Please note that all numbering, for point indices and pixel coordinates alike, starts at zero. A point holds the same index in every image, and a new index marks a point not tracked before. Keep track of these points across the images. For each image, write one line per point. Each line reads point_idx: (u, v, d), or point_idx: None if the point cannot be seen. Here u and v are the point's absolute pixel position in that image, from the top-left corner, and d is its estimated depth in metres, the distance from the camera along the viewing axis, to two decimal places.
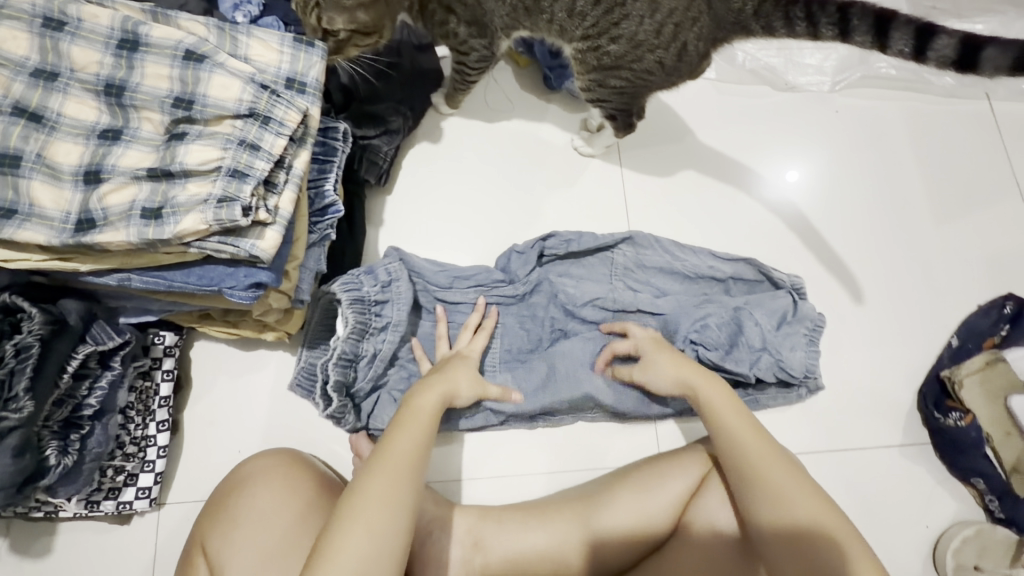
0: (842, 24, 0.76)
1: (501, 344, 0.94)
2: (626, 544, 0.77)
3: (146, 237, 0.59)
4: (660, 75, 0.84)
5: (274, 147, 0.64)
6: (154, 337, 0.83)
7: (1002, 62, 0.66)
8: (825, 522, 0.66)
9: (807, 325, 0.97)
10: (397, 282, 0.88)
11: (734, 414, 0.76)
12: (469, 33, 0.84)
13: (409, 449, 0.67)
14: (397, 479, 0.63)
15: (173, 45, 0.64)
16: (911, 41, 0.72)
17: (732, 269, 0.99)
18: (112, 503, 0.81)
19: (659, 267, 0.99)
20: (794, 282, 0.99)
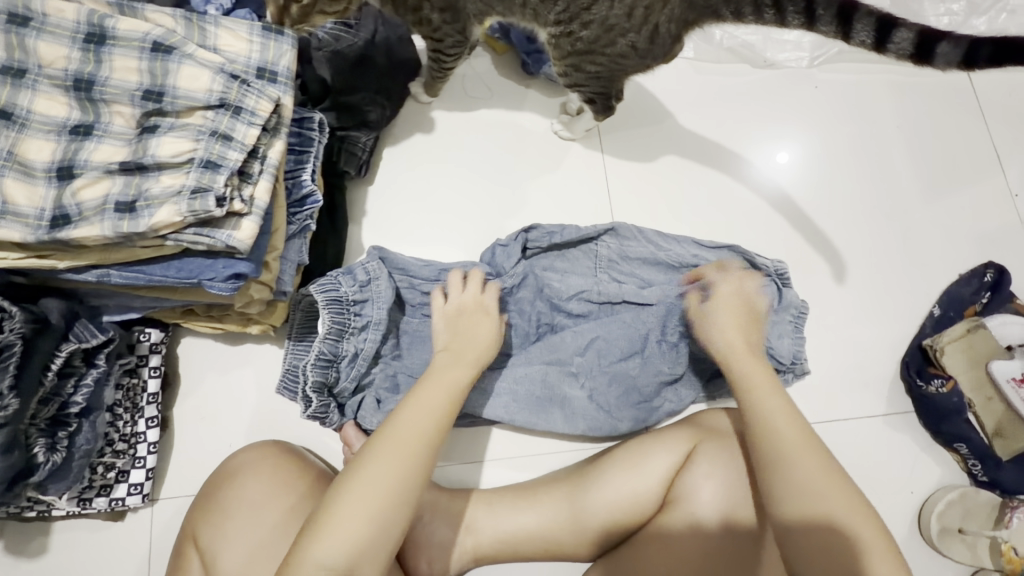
0: (808, 13, 0.77)
1: None
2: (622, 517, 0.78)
3: (121, 230, 0.59)
4: (633, 58, 0.84)
5: (247, 137, 0.64)
6: (140, 335, 0.84)
7: (953, 58, 0.70)
8: (839, 513, 0.61)
9: (793, 313, 0.95)
10: (377, 281, 0.87)
11: (772, 387, 0.72)
12: (442, 19, 0.84)
13: (419, 427, 0.64)
14: (410, 460, 0.60)
15: (140, 38, 0.64)
16: (873, 31, 0.75)
17: (717, 257, 0.98)
18: (104, 500, 0.81)
19: (644, 257, 0.98)
20: (779, 269, 0.98)
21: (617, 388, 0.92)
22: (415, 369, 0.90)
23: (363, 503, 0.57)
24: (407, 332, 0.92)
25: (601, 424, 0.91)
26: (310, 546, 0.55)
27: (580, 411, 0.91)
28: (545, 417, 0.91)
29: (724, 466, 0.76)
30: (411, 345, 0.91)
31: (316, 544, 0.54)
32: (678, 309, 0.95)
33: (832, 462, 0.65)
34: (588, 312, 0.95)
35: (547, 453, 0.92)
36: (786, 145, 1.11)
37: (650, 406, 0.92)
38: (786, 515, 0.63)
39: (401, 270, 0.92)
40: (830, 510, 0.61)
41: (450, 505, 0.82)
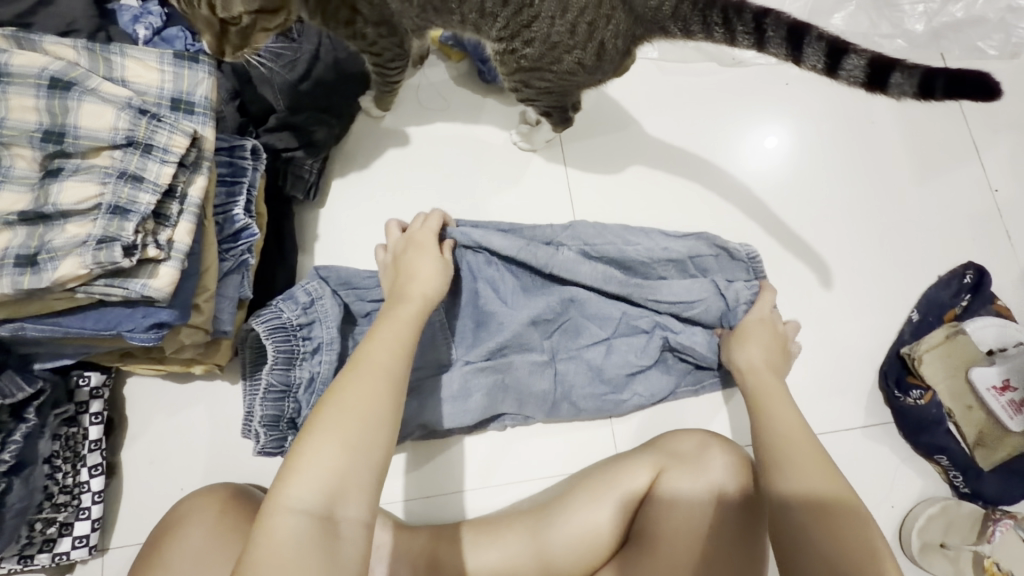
0: (758, 34, 0.74)
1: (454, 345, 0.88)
2: (597, 539, 0.75)
3: (21, 287, 0.55)
4: (582, 74, 0.80)
5: (160, 176, 0.59)
6: (78, 380, 0.79)
7: (907, 88, 0.67)
8: (832, 492, 0.63)
9: (747, 294, 0.92)
10: (321, 300, 0.82)
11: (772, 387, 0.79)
12: (378, 34, 0.80)
13: (388, 362, 0.59)
14: (379, 395, 0.55)
15: (35, 73, 0.58)
16: (824, 55, 0.71)
17: (681, 244, 0.94)
18: (47, 555, 0.78)
19: (605, 249, 0.92)
20: (749, 253, 0.95)
21: (583, 384, 0.90)
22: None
23: (345, 432, 0.51)
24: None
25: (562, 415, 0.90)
26: (286, 487, 0.48)
27: (551, 411, 0.89)
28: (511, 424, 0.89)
29: (687, 494, 0.74)
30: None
31: (291, 484, 0.48)
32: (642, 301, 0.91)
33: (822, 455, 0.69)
34: (552, 314, 0.90)
35: (514, 482, 0.88)
36: (762, 137, 1.07)
37: (617, 397, 0.90)
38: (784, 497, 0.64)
39: (356, 291, 0.88)
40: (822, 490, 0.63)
41: (411, 543, 0.78)
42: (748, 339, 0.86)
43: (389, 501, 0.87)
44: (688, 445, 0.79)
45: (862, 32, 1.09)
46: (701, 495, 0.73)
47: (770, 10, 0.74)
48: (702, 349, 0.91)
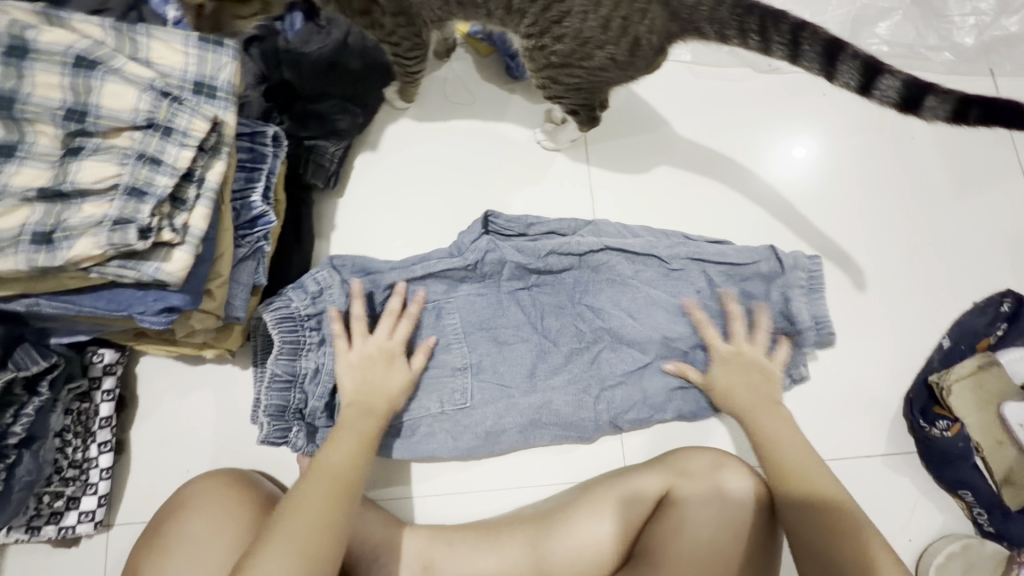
0: (793, 47, 0.71)
1: (459, 318, 0.88)
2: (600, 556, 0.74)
3: (36, 264, 0.55)
4: (613, 71, 0.76)
5: (178, 160, 0.59)
6: (92, 356, 0.81)
7: (940, 113, 0.66)
8: (832, 505, 0.67)
9: (815, 337, 0.88)
10: (329, 290, 0.82)
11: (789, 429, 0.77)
12: (395, 24, 0.79)
13: (340, 470, 0.66)
14: (327, 507, 0.61)
15: (62, 51, 0.58)
16: (858, 74, 0.69)
17: (718, 246, 0.91)
18: (53, 528, 0.79)
19: (643, 240, 0.91)
20: (814, 269, 0.89)
21: (604, 395, 0.87)
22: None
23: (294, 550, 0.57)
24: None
25: (586, 431, 0.87)
26: None
27: (560, 416, 0.86)
28: (520, 436, 0.86)
29: (693, 516, 0.71)
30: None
31: None
32: (678, 294, 0.90)
33: (826, 471, 0.71)
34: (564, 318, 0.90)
35: (517, 488, 0.87)
36: (788, 148, 1.02)
37: (659, 412, 0.87)
38: (799, 516, 0.67)
39: (367, 274, 0.86)
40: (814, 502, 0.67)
41: (408, 543, 0.78)
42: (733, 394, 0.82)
43: (389, 498, 0.86)
44: (701, 463, 0.76)
45: (907, 42, 1.04)
46: (710, 518, 0.71)
47: (808, 24, 0.71)
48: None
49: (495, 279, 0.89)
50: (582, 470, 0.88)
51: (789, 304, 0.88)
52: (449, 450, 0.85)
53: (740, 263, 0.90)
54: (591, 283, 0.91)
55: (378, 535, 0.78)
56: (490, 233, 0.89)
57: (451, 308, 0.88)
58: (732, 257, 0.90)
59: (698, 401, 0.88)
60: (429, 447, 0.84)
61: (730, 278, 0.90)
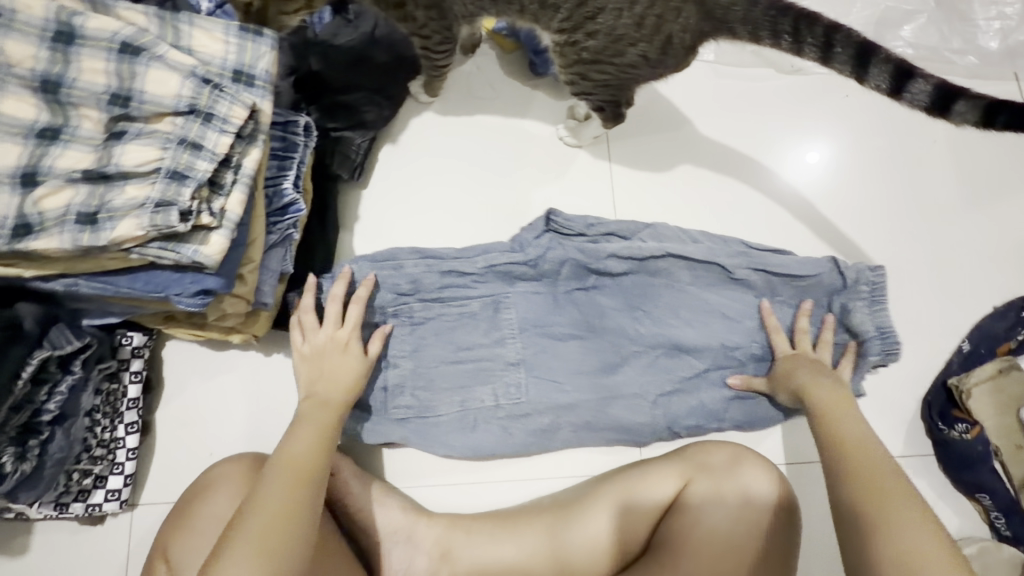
0: (826, 49, 0.71)
1: (514, 315, 0.89)
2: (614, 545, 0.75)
3: (80, 244, 0.56)
4: (644, 68, 0.77)
5: (218, 146, 0.60)
6: (121, 338, 0.82)
7: (970, 117, 0.67)
8: (887, 486, 0.62)
9: (880, 347, 0.89)
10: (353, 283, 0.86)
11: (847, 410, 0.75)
12: (428, 16, 0.82)
13: (305, 458, 0.67)
14: (294, 492, 0.62)
15: (108, 37, 0.60)
16: (890, 77, 0.70)
17: (779, 256, 0.92)
18: (82, 505, 0.81)
19: (703, 245, 0.92)
20: (876, 279, 0.91)
21: (623, 389, 0.88)
22: (446, 359, 0.87)
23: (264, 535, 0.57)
24: (430, 319, 0.88)
25: (643, 436, 0.87)
26: None
27: (578, 409, 0.87)
28: (539, 429, 0.86)
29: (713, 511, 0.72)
30: (435, 337, 0.88)
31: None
32: (737, 301, 0.91)
33: (883, 453, 0.68)
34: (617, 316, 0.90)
35: (535, 479, 0.87)
36: (805, 152, 1.03)
37: (678, 409, 0.88)
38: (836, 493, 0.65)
39: (424, 262, 0.89)
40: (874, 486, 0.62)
41: (427, 530, 0.79)
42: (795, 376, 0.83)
43: (412, 485, 0.86)
44: (719, 458, 0.77)
45: (932, 46, 1.04)
46: (729, 513, 0.71)
47: (841, 26, 0.71)
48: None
49: (553, 277, 0.90)
50: (599, 465, 0.88)
51: (849, 313, 0.89)
52: (504, 446, 0.86)
53: (801, 274, 0.90)
54: (647, 287, 0.91)
55: (396, 521, 0.80)
56: (552, 230, 0.91)
57: (509, 304, 0.89)
58: (793, 268, 0.91)
59: (716, 397, 0.88)
60: (486, 444, 0.85)
61: (790, 288, 0.91)
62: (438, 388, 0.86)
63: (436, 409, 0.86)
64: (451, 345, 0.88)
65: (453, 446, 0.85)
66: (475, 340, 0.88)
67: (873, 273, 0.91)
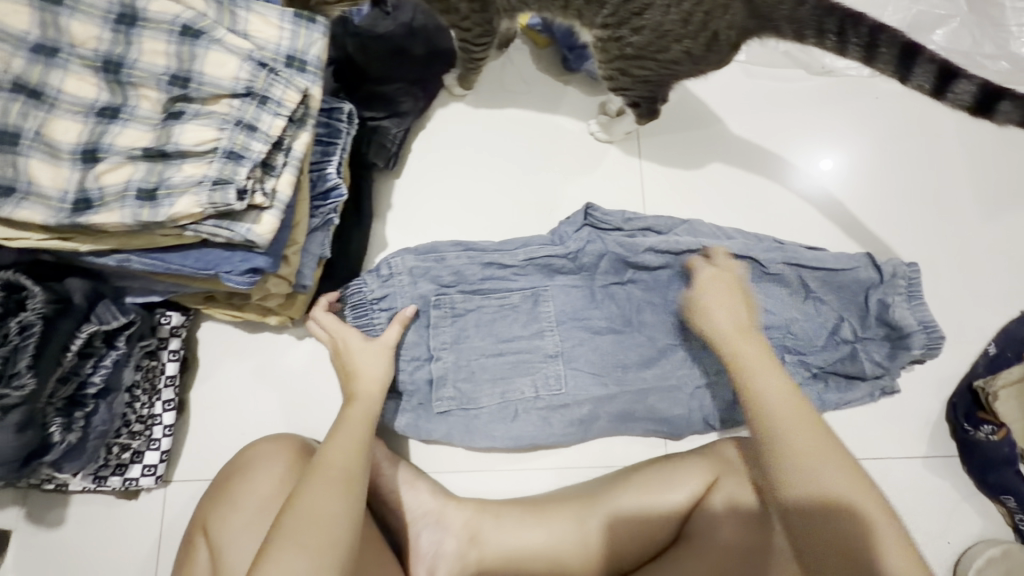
0: (869, 49, 0.74)
1: (553, 307, 0.91)
2: (643, 536, 0.76)
3: (140, 219, 0.58)
4: (686, 64, 0.79)
5: (272, 128, 0.62)
6: (160, 317, 0.84)
7: (1014, 116, 0.68)
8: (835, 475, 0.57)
9: (924, 340, 0.89)
10: (400, 275, 0.87)
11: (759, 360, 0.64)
12: (470, 9, 0.84)
13: (346, 460, 0.67)
14: (333, 495, 0.63)
15: (169, 20, 0.62)
16: (933, 77, 0.72)
17: (815, 252, 0.93)
18: (119, 479, 0.83)
19: (738, 241, 0.93)
20: (911, 275, 0.91)
21: (651, 382, 0.89)
22: (486, 351, 0.89)
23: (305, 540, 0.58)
24: (472, 311, 0.89)
25: (681, 428, 0.88)
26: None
27: (606, 401, 0.88)
28: (567, 419, 0.87)
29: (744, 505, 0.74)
30: (477, 330, 0.89)
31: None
32: (775, 297, 0.92)
33: (812, 416, 0.60)
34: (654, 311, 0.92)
35: (561, 469, 0.88)
36: (819, 160, 1.03)
37: (704, 403, 0.89)
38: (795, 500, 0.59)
39: (466, 255, 0.90)
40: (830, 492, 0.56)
41: (456, 513, 0.81)
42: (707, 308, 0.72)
43: (441, 472, 0.88)
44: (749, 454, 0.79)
45: (964, 50, 1.04)
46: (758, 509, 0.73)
47: (886, 27, 0.73)
48: (829, 360, 0.90)
49: (592, 270, 0.92)
50: (624, 456, 0.89)
51: (890, 309, 0.90)
52: (546, 436, 0.87)
53: (837, 268, 0.92)
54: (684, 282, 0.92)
55: (426, 504, 0.81)
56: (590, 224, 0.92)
57: (548, 297, 0.91)
58: (830, 262, 0.92)
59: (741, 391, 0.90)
60: (526, 434, 0.87)
61: (827, 284, 0.92)
62: (479, 378, 0.88)
63: (478, 400, 0.87)
64: (492, 337, 0.89)
65: (495, 437, 0.87)
66: (515, 332, 0.90)
67: (910, 270, 0.92)
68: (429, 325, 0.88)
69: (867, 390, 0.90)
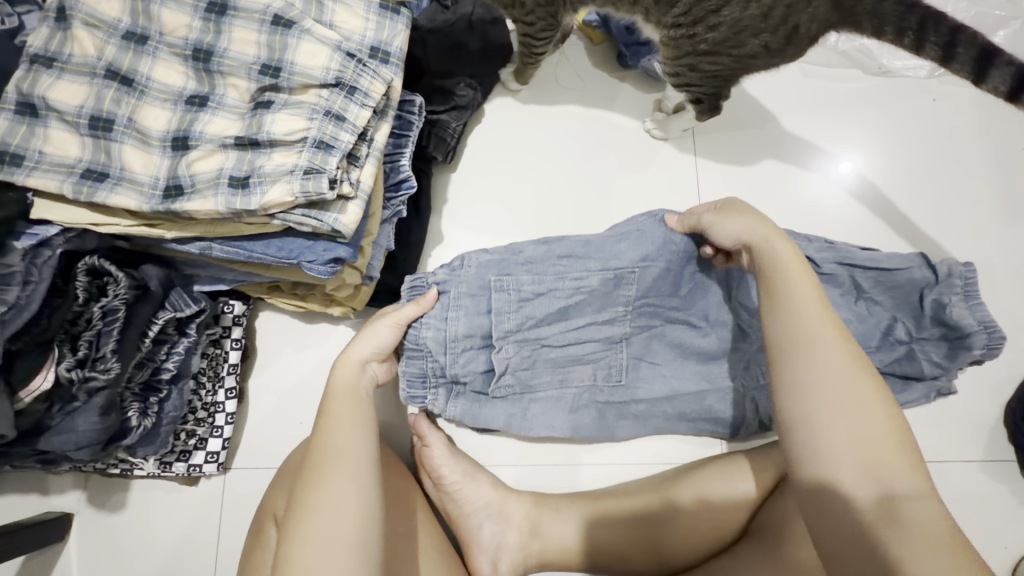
0: (947, 49, 0.73)
1: (635, 292, 0.85)
2: (710, 530, 0.79)
3: (232, 207, 0.59)
4: (762, 58, 0.79)
5: (358, 119, 0.63)
6: (224, 306, 0.84)
7: None
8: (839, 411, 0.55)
9: (985, 340, 0.85)
10: (467, 265, 0.81)
11: (795, 288, 0.62)
12: (536, 2, 0.84)
13: (345, 444, 0.65)
14: (344, 478, 0.62)
15: (261, 10, 0.63)
16: (1010, 80, 0.71)
17: (868, 252, 0.93)
18: (183, 465, 0.83)
19: (787, 242, 0.92)
20: (968, 274, 0.88)
21: (711, 381, 0.88)
22: (555, 340, 0.84)
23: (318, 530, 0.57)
24: (539, 301, 0.82)
25: (738, 428, 0.88)
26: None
27: (661, 398, 0.88)
28: (624, 415, 0.87)
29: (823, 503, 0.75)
30: (548, 318, 0.83)
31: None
32: (830, 297, 0.91)
33: (832, 354, 0.57)
34: None
35: (617, 464, 0.88)
36: (875, 154, 1.03)
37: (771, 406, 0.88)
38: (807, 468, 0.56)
39: (542, 243, 0.85)
40: (882, 478, 0.52)
41: (516, 506, 0.81)
42: (725, 221, 0.72)
43: (498, 465, 0.88)
44: None
45: None
46: None
47: (966, 27, 0.73)
48: (885, 360, 0.90)
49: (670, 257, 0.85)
50: (682, 454, 0.89)
51: (947, 310, 0.87)
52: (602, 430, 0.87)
53: (891, 268, 0.91)
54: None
55: (486, 496, 0.81)
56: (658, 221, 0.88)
57: (631, 281, 0.84)
58: (884, 262, 0.91)
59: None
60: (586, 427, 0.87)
61: (881, 284, 0.91)
62: (541, 367, 0.84)
63: (536, 386, 0.85)
64: (564, 327, 0.84)
65: (554, 426, 0.86)
66: (583, 324, 0.84)
67: (966, 269, 0.88)
68: (491, 310, 0.80)
69: (923, 391, 0.90)
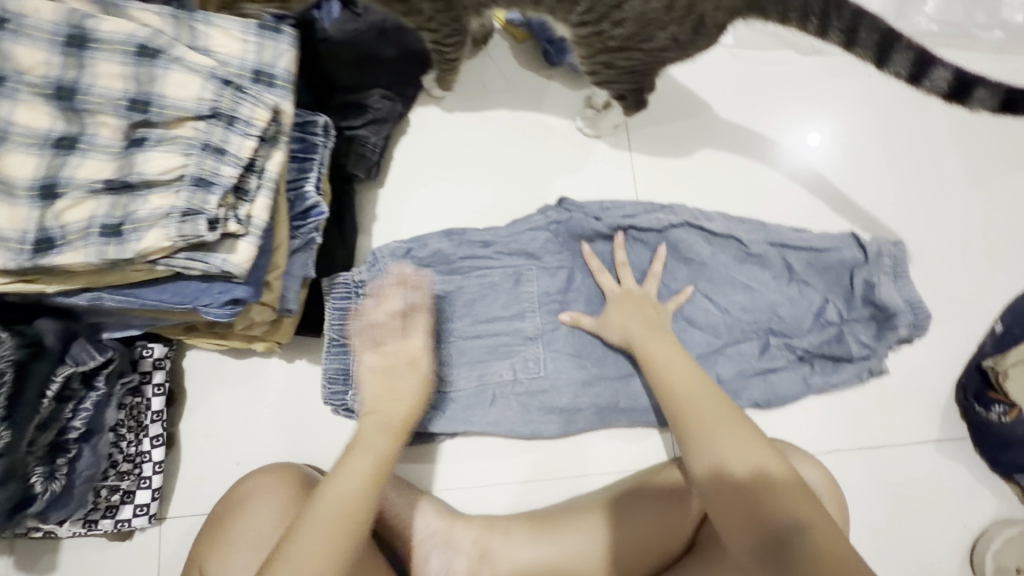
0: (851, 35, 0.72)
1: (537, 286, 0.89)
2: (659, 543, 0.76)
3: (107, 256, 0.55)
4: (675, 51, 0.76)
5: (242, 150, 0.59)
6: (142, 350, 0.79)
7: (989, 104, 0.70)
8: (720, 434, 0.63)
9: (911, 320, 0.87)
10: (383, 259, 0.88)
11: (672, 356, 0.76)
12: (434, 10, 0.80)
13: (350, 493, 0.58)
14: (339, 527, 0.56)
15: (123, 40, 0.58)
16: (910, 63, 0.72)
17: (800, 233, 0.91)
18: (110, 521, 0.79)
19: (720, 222, 0.90)
20: (896, 253, 0.90)
21: None
22: (466, 331, 0.87)
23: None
24: (450, 292, 0.88)
25: None
26: None
27: (607, 405, 0.86)
28: (567, 425, 0.86)
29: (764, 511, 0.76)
30: (456, 309, 0.88)
31: None
32: (758, 279, 0.90)
33: (711, 393, 0.69)
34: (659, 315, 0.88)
35: (570, 478, 0.86)
36: (809, 134, 1.01)
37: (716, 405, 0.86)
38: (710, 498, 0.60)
39: (448, 236, 0.90)
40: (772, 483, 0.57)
41: (464, 532, 0.78)
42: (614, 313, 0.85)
43: (446, 488, 0.85)
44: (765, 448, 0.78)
45: (957, 22, 1.01)
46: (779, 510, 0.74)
47: (867, 11, 0.71)
48: (814, 343, 0.88)
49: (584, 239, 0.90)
50: (633, 460, 0.87)
51: (877, 290, 0.88)
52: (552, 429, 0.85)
53: (822, 249, 0.90)
54: (669, 262, 0.91)
55: (433, 524, 0.78)
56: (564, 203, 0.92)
57: (531, 277, 0.89)
58: (815, 242, 0.90)
59: (722, 376, 0.87)
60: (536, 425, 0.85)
61: (813, 266, 0.90)
62: (458, 360, 0.86)
63: (455, 383, 0.86)
64: (473, 318, 0.88)
65: (473, 421, 0.85)
66: (496, 312, 0.88)
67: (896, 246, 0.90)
68: None
69: (854, 372, 0.88)
